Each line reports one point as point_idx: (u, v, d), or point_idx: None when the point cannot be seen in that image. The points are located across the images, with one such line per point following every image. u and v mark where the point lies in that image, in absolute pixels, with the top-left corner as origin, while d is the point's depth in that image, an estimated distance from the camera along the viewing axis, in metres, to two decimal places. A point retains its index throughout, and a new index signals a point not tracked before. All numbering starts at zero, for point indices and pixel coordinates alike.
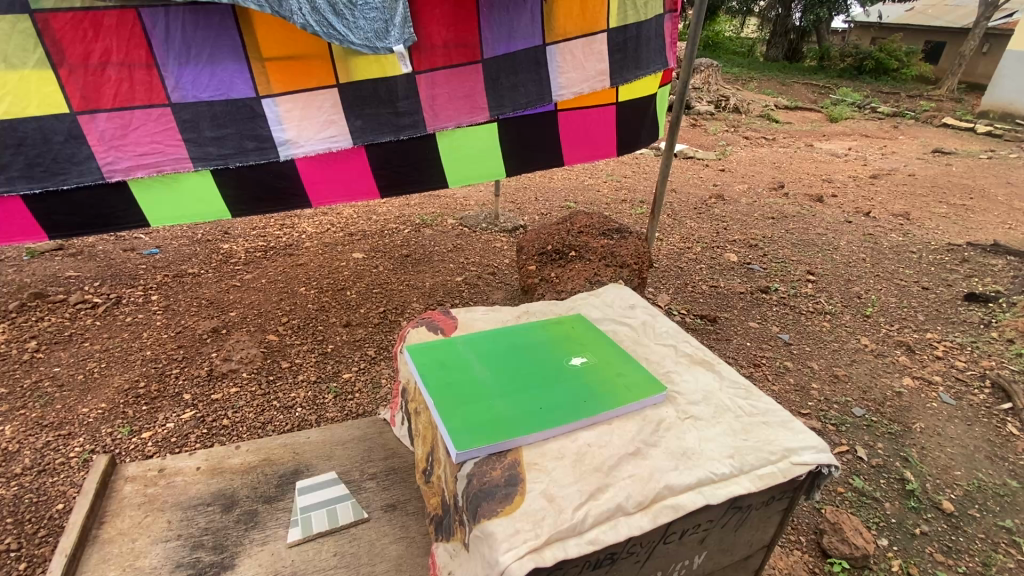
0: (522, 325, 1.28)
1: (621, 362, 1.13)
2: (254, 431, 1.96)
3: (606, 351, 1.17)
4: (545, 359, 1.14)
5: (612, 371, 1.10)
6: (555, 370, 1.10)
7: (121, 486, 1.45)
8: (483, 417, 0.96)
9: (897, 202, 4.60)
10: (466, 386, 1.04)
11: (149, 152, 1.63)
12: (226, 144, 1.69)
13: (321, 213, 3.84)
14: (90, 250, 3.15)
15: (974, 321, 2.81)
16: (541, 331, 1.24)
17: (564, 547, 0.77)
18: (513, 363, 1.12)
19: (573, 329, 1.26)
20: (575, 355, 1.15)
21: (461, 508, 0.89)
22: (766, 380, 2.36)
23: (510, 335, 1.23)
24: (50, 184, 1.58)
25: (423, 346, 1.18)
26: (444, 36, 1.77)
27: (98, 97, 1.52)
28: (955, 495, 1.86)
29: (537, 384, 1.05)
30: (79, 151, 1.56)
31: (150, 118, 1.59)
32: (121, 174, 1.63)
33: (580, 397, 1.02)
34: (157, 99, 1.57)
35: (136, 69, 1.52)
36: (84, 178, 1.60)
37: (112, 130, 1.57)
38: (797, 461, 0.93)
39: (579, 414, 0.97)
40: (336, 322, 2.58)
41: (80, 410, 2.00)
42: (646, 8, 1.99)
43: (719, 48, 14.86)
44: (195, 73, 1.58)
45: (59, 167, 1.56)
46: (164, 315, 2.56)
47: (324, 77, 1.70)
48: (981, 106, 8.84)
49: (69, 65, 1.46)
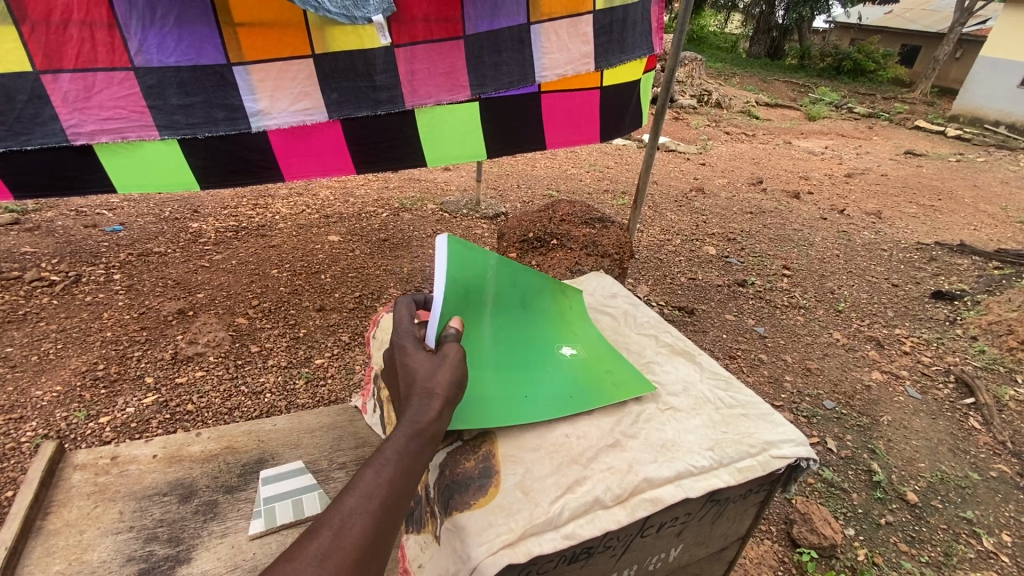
0: (530, 275, 1.19)
1: (612, 359, 1.10)
2: (220, 417, 1.89)
3: (600, 345, 1.15)
4: (536, 343, 1.09)
5: (603, 367, 1.06)
6: (546, 355, 1.07)
7: (69, 474, 1.37)
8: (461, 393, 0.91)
9: (871, 201, 4.69)
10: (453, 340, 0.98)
11: (114, 117, 1.54)
12: (194, 113, 1.61)
13: (296, 194, 3.74)
14: (48, 225, 2.99)
15: (940, 318, 2.88)
16: (543, 297, 1.18)
17: (538, 542, 0.74)
18: (507, 328, 1.07)
19: (572, 308, 1.22)
20: (566, 341, 1.13)
21: (432, 499, 0.85)
22: (741, 372, 2.38)
23: (517, 283, 1.14)
24: (13, 144, 1.46)
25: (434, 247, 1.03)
26: (424, 9, 1.71)
27: (61, 56, 1.41)
28: (919, 486, 1.91)
29: (524, 369, 1.01)
30: (42, 112, 1.45)
31: (113, 81, 1.49)
32: (86, 137, 1.53)
33: (568, 390, 0.98)
34: (120, 61, 1.47)
35: (99, 29, 1.42)
36: (48, 140, 1.49)
37: (76, 92, 1.47)
38: (776, 454, 0.92)
39: (564, 407, 0.94)
40: (308, 307, 2.50)
41: (34, 393, 1.90)
42: None
43: (703, 42, 14.92)
44: (161, 36, 1.49)
45: (22, 126, 1.45)
46: (127, 295, 2.44)
47: (298, 47, 1.62)
48: (951, 111, 9.08)
49: (31, 21, 1.35)
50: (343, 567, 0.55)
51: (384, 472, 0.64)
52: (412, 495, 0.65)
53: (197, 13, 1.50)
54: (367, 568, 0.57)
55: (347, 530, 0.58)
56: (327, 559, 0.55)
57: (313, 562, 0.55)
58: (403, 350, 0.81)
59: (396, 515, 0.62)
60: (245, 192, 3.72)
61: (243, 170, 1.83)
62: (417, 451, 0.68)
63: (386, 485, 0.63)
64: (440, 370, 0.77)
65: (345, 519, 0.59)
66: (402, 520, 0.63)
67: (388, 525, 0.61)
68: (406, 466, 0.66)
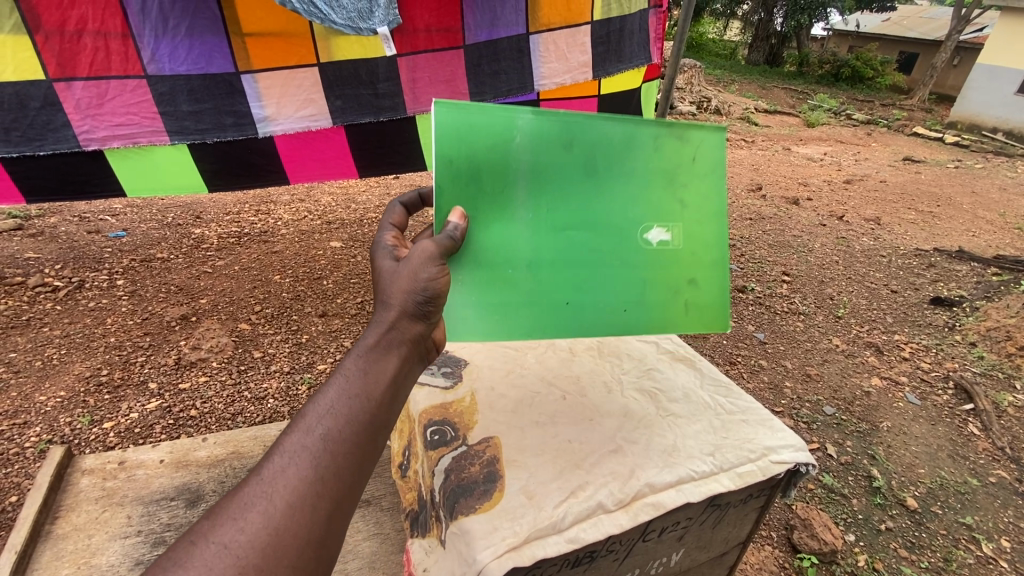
0: (611, 125, 0.95)
1: (697, 248, 1.03)
2: (223, 422, 1.90)
3: (699, 230, 1.04)
4: (617, 224, 0.98)
5: (686, 263, 1.02)
6: (617, 243, 0.98)
7: (77, 479, 1.39)
8: (498, 297, 0.93)
9: (870, 207, 4.72)
10: (497, 235, 0.91)
11: (125, 123, 1.67)
12: (203, 119, 1.75)
13: (298, 201, 3.77)
14: (51, 231, 3.01)
15: (939, 324, 2.90)
16: (635, 158, 0.98)
17: (543, 545, 0.75)
18: (573, 212, 0.95)
19: (690, 162, 1.02)
20: (655, 220, 1.00)
21: (437, 504, 0.86)
22: (740, 378, 2.40)
23: (599, 142, 0.95)
24: (26, 149, 1.61)
25: (459, 107, 0.86)
26: (426, 20, 1.80)
27: (75, 65, 1.54)
28: (918, 492, 1.92)
29: (592, 267, 0.97)
30: (55, 118, 1.59)
31: (125, 88, 1.62)
32: (97, 143, 1.67)
33: (632, 297, 0.99)
34: (132, 69, 1.60)
35: (113, 39, 1.54)
36: (60, 145, 1.64)
37: (89, 98, 1.60)
38: (776, 459, 0.93)
39: (620, 321, 0.98)
40: (311, 312, 2.51)
41: (38, 398, 1.91)
42: (630, 3, 2.02)
43: (703, 50, 15.01)
44: (172, 46, 1.61)
45: (36, 132, 1.59)
46: (130, 301, 2.46)
47: (303, 56, 1.74)
48: (950, 118, 9.12)
49: (46, 31, 1.48)
50: (272, 512, 0.53)
51: (328, 407, 0.60)
52: (357, 436, 0.60)
53: (205, 25, 1.63)
54: (311, 505, 0.55)
55: (277, 475, 0.55)
56: (252, 507, 0.53)
57: (236, 511, 0.52)
58: (374, 264, 0.81)
59: (338, 454, 0.58)
60: (247, 198, 3.75)
61: (249, 174, 1.93)
62: (368, 376, 0.64)
63: (326, 422, 0.59)
64: (398, 284, 0.74)
65: (283, 461, 0.56)
66: (347, 462, 0.58)
67: (328, 467, 0.57)
68: (352, 402, 0.62)
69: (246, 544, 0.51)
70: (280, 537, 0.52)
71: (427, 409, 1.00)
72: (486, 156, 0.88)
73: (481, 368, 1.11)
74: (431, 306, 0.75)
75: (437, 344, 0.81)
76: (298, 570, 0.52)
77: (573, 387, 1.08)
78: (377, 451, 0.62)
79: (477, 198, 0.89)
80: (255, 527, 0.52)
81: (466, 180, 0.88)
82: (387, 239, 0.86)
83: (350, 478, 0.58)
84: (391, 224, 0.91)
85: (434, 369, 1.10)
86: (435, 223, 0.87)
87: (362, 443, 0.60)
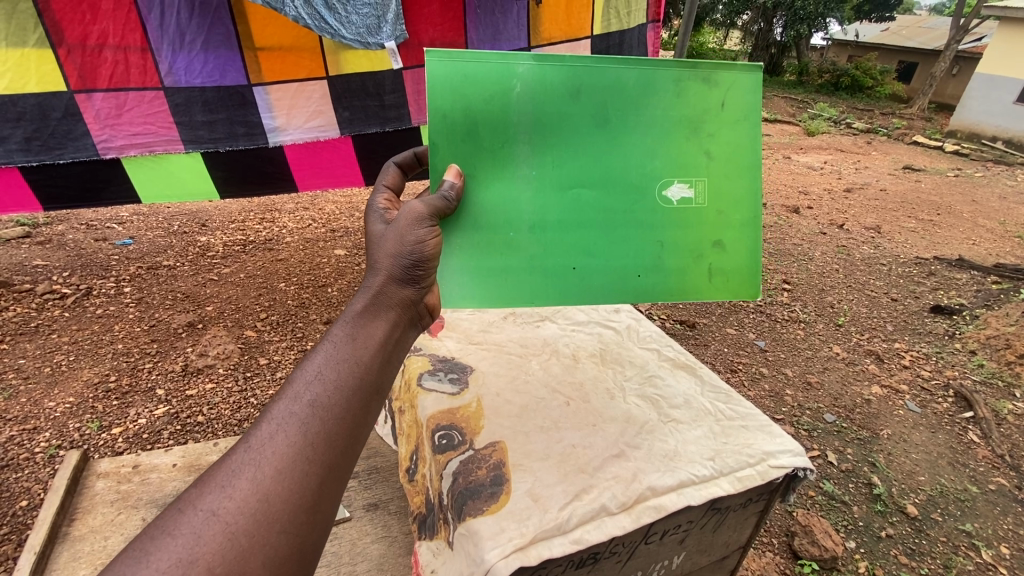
0: (624, 79, 1.00)
1: (721, 197, 1.08)
2: (230, 428, 1.93)
3: (720, 183, 1.07)
4: (633, 181, 1.04)
5: (708, 217, 1.08)
6: (627, 201, 1.04)
7: (92, 482, 1.44)
8: (502, 259, 1.00)
9: (870, 215, 4.75)
10: (501, 196, 0.98)
11: (142, 132, 1.72)
12: (216, 129, 1.80)
13: (303, 209, 3.81)
14: (60, 239, 3.05)
15: (939, 332, 2.92)
16: (651, 112, 1.02)
17: (548, 546, 0.77)
18: (579, 168, 1.01)
19: (717, 107, 1.05)
20: (672, 176, 1.05)
21: (445, 506, 0.89)
22: (742, 386, 2.42)
23: (609, 101, 1.00)
24: (46, 158, 1.65)
25: (454, 58, 0.91)
26: (430, 35, 1.85)
27: (95, 77, 1.59)
28: (919, 499, 1.93)
29: (606, 223, 1.04)
30: (75, 128, 1.64)
31: (143, 100, 1.67)
32: (115, 151, 1.72)
33: (647, 251, 1.06)
34: (150, 81, 1.65)
35: (132, 52, 1.59)
36: (80, 154, 1.68)
37: (108, 109, 1.65)
38: (774, 464, 0.96)
39: (632, 269, 1.06)
40: (316, 319, 2.54)
41: (47, 404, 1.94)
42: (627, 20, 2.21)
43: (702, 59, 15.14)
44: (189, 59, 1.66)
45: (56, 142, 1.64)
46: (137, 308, 2.49)
47: (314, 68, 1.81)
48: (949, 127, 9.18)
49: (68, 45, 1.53)
50: (261, 478, 0.54)
51: (316, 374, 0.63)
52: (344, 402, 0.63)
53: (221, 39, 1.68)
54: (303, 468, 0.57)
55: (265, 442, 0.57)
56: (240, 474, 0.54)
57: (225, 479, 0.54)
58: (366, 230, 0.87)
59: (326, 419, 0.60)
60: (253, 207, 3.79)
61: (260, 182, 1.98)
62: (356, 341, 0.68)
63: (313, 388, 0.62)
64: (385, 251, 0.80)
65: (273, 427, 0.58)
66: (336, 428, 0.61)
67: (316, 431, 0.59)
68: (339, 369, 0.64)
69: (235, 510, 0.52)
70: (270, 503, 0.54)
71: (434, 414, 1.02)
72: (485, 112, 0.94)
73: (487, 375, 1.14)
74: (418, 269, 0.81)
75: (429, 311, 0.86)
76: (290, 533, 0.54)
77: (576, 393, 1.11)
78: (366, 416, 0.65)
79: (477, 155, 0.95)
80: (244, 493, 0.53)
81: (466, 136, 0.93)
82: (379, 202, 0.93)
83: (339, 443, 0.60)
84: (384, 187, 0.97)
85: (441, 376, 1.13)
86: (432, 182, 0.94)
87: (350, 409, 0.63)
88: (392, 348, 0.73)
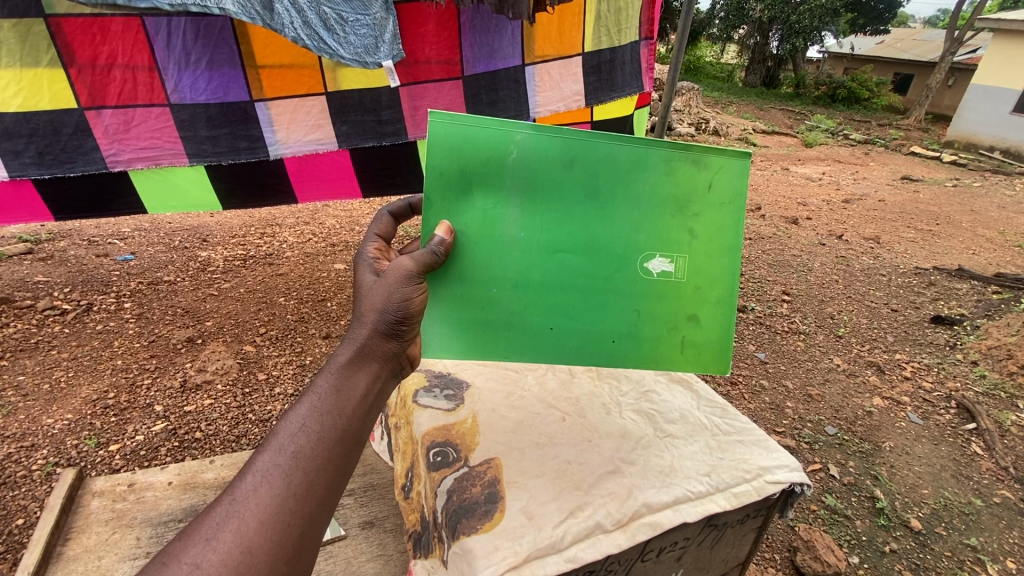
0: (617, 154, 0.97)
1: (703, 274, 1.03)
2: (227, 444, 1.92)
3: (703, 260, 1.03)
4: (614, 252, 1.00)
5: (687, 294, 1.03)
6: (608, 269, 1.00)
7: (88, 501, 1.44)
8: (480, 314, 0.99)
9: (869, 226, 4.77)
10: (485, 253, 0.96)
11: (149, 146, 1.75)
12: (220, 143, 1.82)
13: (303, 224, 3.84)
14: (61, 255, 3.07)
15: (940, 343, 2.91)
16: (641, 185, 0.99)
17: (542, 565, 0.77)
18: (564, 233, 0.98)
19: (703, 189, 1.01)
20: (654, 249, 1.01)
21: (439, 524, 0.88)
22: (742, 399, 2.40)
23: (599, 171, 0.97)
24: (57, 171, 1.67)
25: (456, 120, 0.91)
26: (427, 53, 1.92)
27: (104, 95, 1.63)
28: (922, 513, 1.91)
29: (581, 290, 1.01)
30: (85, 143, 1.67)
31: (150, 116, 1.70)
32: (122, 165, 1.75)
33: (623, 324, 1.02)
34: (157, 99, 1.68)
35: (139, 71, 1.63)
36: (89, 167, 1.70)
37: (116, 125, 1.68)
38: (771, 479, 0.95)
39: (608, 339, 1.02)
40: (315, 334, 2.54)
41: (45, 421, 1.93)
42: (621, 35, 2.23)
43: (700, 74, 15.33)
44: (194, 77, 1.70)
45: (66, 156, 1.66)
46: (137, 323, 2.50)
47: (313, 85, 1.85)
48: (946, 137, 9.26)
49: (79, 65, 1.57)
50: (245, 530, 0.57)
51: (300, 428, 0.66)
52: (325, 453, 0.65)
53: (224, 58, 1.71)
54: (285, 525, 0.59)
55: (249, 494, 0.59)
56: (224, 527, 0.57)
57: (208, 532, 0.56)
58: (357, 275, 0.89)
59: (309, 470, 0.63)
60: (253, 221, 3.82)
61: (260, 192, 2.01)
62: (339, 396, 0.71)
63: (297, 440, 0.65)
64: (371, 303, 0.81)
65: (256, 483, 0.60)
66: (317, 479, 0.64)
67: (298, 483, 0.62)
68: (322, 420, 0.67)
69: (218, 563, 0.55)
70: (253, 555, 0.56)
71: (429, 430, 1.02)
72: (479, 172, 0.93)
73: (484, 391, 1.14)
74: (401, 322, 0.82)
75: (410, 361, 0.88)
76: None
77: (572, 408, 1.11)
78: (346, 467, 0.67)
79: (466, 211, 0.94)
80: (227, 546, 0.56)
81: (457, 192, 0.93)
82: (369, 251, 0.94)
83: (318, 494, 0.63)
84: (375, 235, 0.99)
85: (437, 392, 1.13)
86: (422, 236, 0.94)
87: (332, 459, 0.66)
88: (375, 398, 0.75)
